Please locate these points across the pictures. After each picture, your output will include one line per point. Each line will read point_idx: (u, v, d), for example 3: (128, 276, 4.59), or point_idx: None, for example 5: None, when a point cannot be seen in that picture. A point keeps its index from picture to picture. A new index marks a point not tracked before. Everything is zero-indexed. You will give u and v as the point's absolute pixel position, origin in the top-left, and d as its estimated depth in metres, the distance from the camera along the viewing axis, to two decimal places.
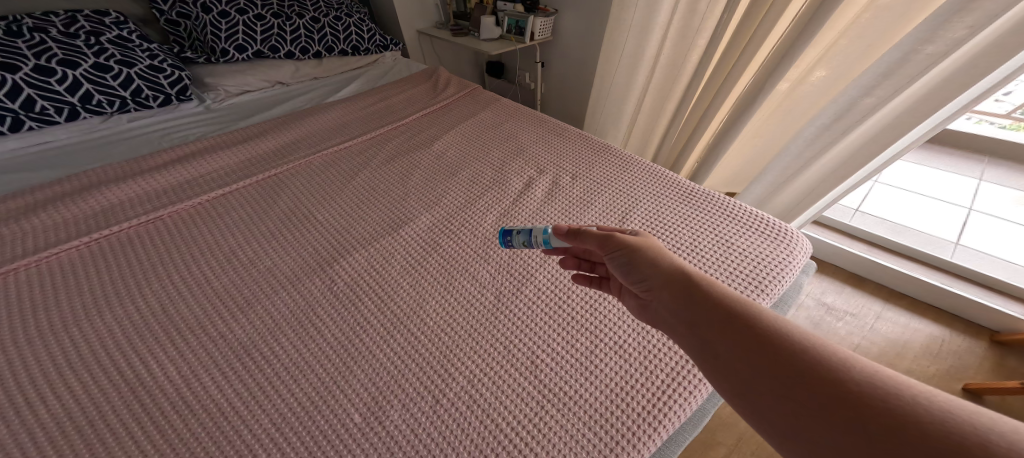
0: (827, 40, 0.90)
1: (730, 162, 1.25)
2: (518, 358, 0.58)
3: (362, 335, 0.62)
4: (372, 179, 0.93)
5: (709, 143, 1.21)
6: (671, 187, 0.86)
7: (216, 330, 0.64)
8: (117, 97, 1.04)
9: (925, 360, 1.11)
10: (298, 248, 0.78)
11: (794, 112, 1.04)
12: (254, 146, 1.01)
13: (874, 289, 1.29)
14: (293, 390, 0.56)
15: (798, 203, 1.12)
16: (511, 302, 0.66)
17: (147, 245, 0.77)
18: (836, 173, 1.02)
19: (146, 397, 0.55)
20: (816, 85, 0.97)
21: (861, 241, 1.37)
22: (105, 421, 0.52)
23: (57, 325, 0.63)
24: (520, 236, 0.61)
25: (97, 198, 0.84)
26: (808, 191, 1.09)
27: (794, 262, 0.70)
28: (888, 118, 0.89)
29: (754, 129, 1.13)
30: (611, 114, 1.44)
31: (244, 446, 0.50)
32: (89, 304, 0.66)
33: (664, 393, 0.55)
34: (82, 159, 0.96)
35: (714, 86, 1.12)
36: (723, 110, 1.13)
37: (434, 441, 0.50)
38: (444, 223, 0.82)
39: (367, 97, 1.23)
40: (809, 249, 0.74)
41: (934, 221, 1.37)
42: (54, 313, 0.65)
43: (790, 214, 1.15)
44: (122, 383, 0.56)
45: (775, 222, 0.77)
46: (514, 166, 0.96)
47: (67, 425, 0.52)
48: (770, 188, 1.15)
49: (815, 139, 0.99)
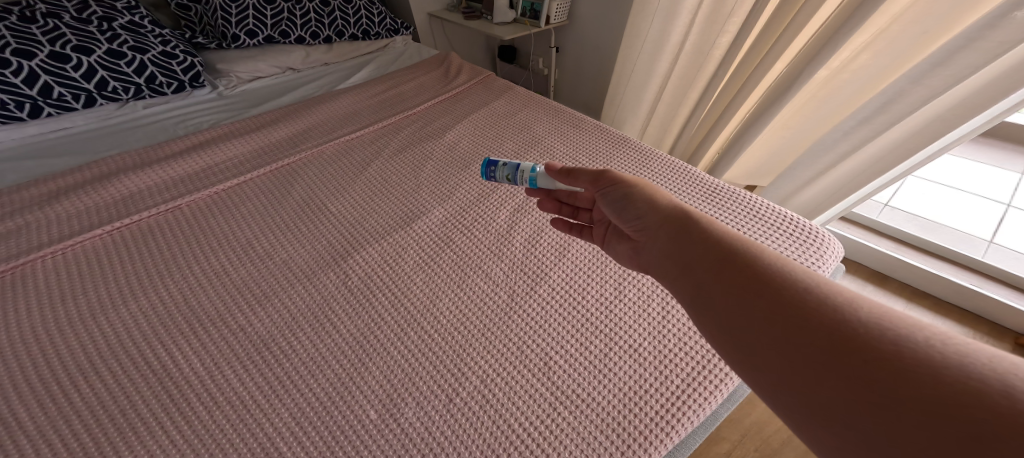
0: (877, 25, 0.84)
1: (753, 156, 1.18)
2: (533, 359, 0.58)
3: (376, 332, 0.62)
4: (383, 170, 0.92)
5: (733, 133, 1.17)
6: (692, 183, 0.83)
7: (235, 323, 0.65)
8: (132, 84, 1.04)
9: None
10: (311, 241, 0.78)
11: (829, 103, 0.99)
12: (266, 135, 1.00)
13: (896, 290, 1.25)
14: (311, 386, 0.56)
15: (826, 198, 1.08)
16: (525, 301, 0.66)
17: (165, 235, 0.78)
18: (873, 169, 0.97)
19: (170, 388, 0.56)
20: (858, 73, 0.91)
21: (889, 239, 1.33)
22: (132, 410, 0.54)
23: (83, 315, 0.65)
24: (504, 169, 0.67)
25: (116, 187, 0.85)
26: (839, 187, 1.05)
27: (822, 266, 0.67)
28: (935, 113, 0.84)
29: (780, 121, 1.08)
30: (629, 103, 1.39)
31: (265, 439, 0.51)
32: (112, 295, 0.68)
33: (679, 398, 0.54)
34: (99, 146, 0.97)
35: (741, 77, 1.07)
36: (752, 99, 1.08)
37: (452, 440, 0.50)
38: (457, 217, 0.81)
39: (379, 84, 1.21)
40: (839, 252, 0.71)
41: (970, 218, 1.32)
42: (79, 303, 0.66)
43: (816, 210, 1.12)
44: (146, 374, 0.58)
45: (802, 222, 0.74)
46: (529, 158, 0.94)
47: (94, 414, 0.53)
48: (796, 183, 1.11)
49: (852, 133, 0.95)
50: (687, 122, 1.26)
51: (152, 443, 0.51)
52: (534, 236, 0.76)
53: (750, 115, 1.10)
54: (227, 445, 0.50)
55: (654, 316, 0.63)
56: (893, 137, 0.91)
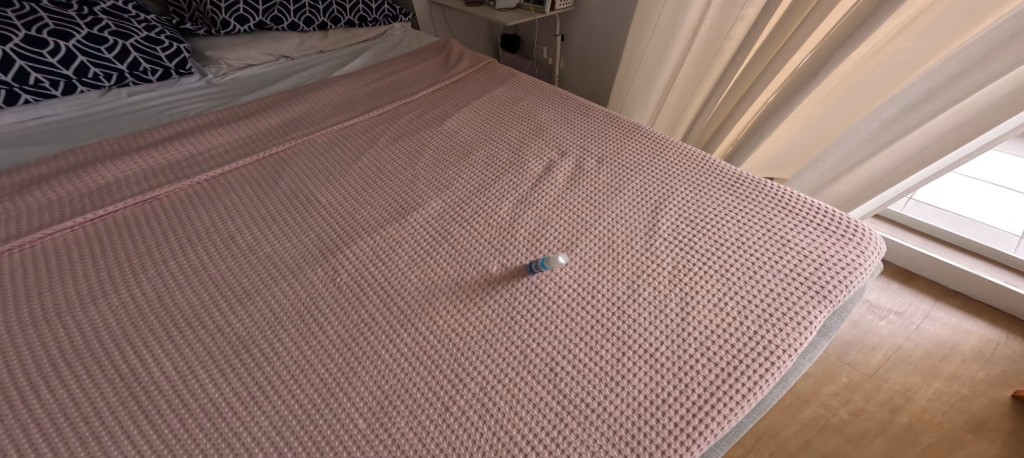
0: (915, 9, 0.80)
1: (774, 146, 1.15)
2: (536, 365, 0.52)
3: (366, 333, 0.57)
4: (378, 159, 0.87)
5: (750, 125, 1.12)
6: (712, 175, 0.78)
7: (214, 322, 0.59)
8: (113, 70, 0.98)
9: (974, 365, 1.08)
10: (298, 234, 0.72)
11: (859, 92, 0.96)
12: (255, 123, 0.95)
13: (924, 287, 1.27)
14: (295, 391, 0.51)
15: (860, 192, 1.05)
16: (528, 301, 0.60)
17: (143, 227, 0.73)
18: (912, 162, 0.94)
19: (139, 392, 0.51)
20: (893, 59, 0.88)
21: (918, 234, 1.36)
22: (94, 416, 0.48)
23: (48, 312, 0.59)
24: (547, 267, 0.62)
25: (92, 176, 0.79)
26: (874, 181, 1.02)
27: (864, 264, 0.61)
28: (981, 103, 0.81)
29: (804, 111, 1.05)
30: (638, 93, 1.34)
31: (244, 449, 0.45)
32: (84, 290, 0.62)
33: (700, 407, 0.48)
34: (77, 133, 0.91)
35: (763, 62, 1.02)
36: (772, 88, 1.04)
37: (451, 452, 0.45)
38: (456, 209, 0.75)
39: (375, 71, 1.15)
40: (883, 250, 0.66)
41: (1000, 212, 1.34)
42: (47, 299, 0.61)
43: (849, 204, 1.09)
44: (114, 376, 0.52)
45: (837, 216, 0.68)
46: (533, 147, 0.88)
47: (49, 421, 0.47)
48: (825, 176, 1.08)
49: (890, 125, 0.92)
50: (701, 110, 1.22)
51: (116, 449, 0.45)
52: (540, 228, 0.71)
53: (771, 104, 1.05)
54: (199, 452, 0.45)
55: (674, 315, 0.57)
56: (936, 129, 0.88)
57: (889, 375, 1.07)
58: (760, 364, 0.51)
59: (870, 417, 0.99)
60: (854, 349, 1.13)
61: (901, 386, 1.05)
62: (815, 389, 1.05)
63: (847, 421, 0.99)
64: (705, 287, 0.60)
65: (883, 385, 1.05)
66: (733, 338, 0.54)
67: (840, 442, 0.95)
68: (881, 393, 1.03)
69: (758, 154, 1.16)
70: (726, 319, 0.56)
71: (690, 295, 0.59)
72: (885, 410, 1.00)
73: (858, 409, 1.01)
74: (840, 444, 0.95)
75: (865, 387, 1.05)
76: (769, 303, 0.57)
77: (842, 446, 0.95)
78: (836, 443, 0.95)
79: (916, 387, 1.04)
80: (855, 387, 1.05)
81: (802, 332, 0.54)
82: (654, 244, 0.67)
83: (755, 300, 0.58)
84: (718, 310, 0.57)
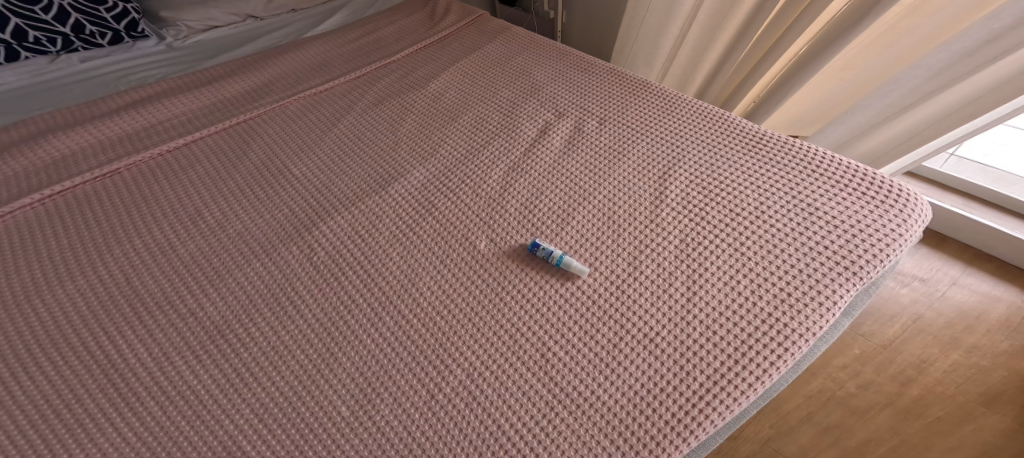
0: None
1: (799, 102, 1.08)
2: (526, 350, 0.47)
3: (345, 317, 0.51)
4: (356, 126, 0.79)
5: (775, 80, 1.06)
6: (732, 136, 0.71)
7: (186, 306, 0.53)
8: (56, 34, 0.89)
9: (999, 335, 1.05)
10: (270, 209, 0.66)
11: (896, 47, 0.89)
12: (222, 88, 0.86)
13: (956, 252, 1.23)
14: (275, 379, 0.46)
15: (893, 146, 1.00)
16: (522, 281, 0.54)
17: (106, 201, 0.66)
18: (956, 116, 0.87)
19: (116, 380, 0.46)
20: (936, 14, 0.81)
21: (956, 193, 1.31)
22: (66, 407, 0.43)
23: (13, 296, 0.54)
24: (543, 252, 0.56)
25: (44, 148, 0.71)
26: (914, 134, 0.96)
27: (905, 234, 0.55)
28: None
29: (842, 61, 0.97)
30: (652, 43, 1.26)
31: (227, 440, 0.41)
32: (52, 271, 0.56)
33: (699, 398, 0.42)
34: (26, 103, 0.82)
35: (792, 12, 0.94)
36: (803, 40, 0.96)
37: (456, 439, 0.40)
38: (439, 178, 0.69)
39: (354, 30, 1.05)
40: (927, 217, 0.60)
41: None
42: (10, 283, 0.55)
43: (880, 158, 1.04)
44: (85, 362, 0.47)
45: (877, 179, 0.62)
46: (528, 108, 0.81)
47: (7, 417, 0.43)
48: (857, 129, 1.03)
49: (942, 71, 0.85)
50: (720, 64, 1.14)
51: (89, 442, 0.41)
52: (533, 198, 0.65)
53: (799, 59, 0.99)
54: (182, 442, 0.41)
55: (679, 294, 0.51)
56: (995, 77, 0.80)
57: (904, 346, 1.04)
58: (773, 351, 0.46)
59: (879, 390, 0.97)
60: (871, 319, 1.09)
61: (915, 357, 1.02)
62: (824, 361, 1.01)
63: (853, 394, 0.96)
64: (713, 263, 0.54)
65: (897, 357, 1.02)
66: (742, 320, 0.48)
67: (845, 414, 0.93)
68: (894, 365, 1.01)
69: (784, 109, 1.10)
70: (737, 300, 0.50)
71: (697, 272, 0.53)
72: (896, 383, 0.98)
73: (868, 381, 0.98)
74: (845, 415, 0.93)
75: (877, 360, 1.01)
76: (786, 283, 0.51)
77: (847, 417, 0.93)
78: (841, 415, 0.93)
79: (931, 359, 1.01)
80: (866, 359, 1.02)
81: (825, 314, 0.48)
82: (659, 214, 0.61)
83: (772, 279, 0.52)
84: (727, 289, 0.51)
